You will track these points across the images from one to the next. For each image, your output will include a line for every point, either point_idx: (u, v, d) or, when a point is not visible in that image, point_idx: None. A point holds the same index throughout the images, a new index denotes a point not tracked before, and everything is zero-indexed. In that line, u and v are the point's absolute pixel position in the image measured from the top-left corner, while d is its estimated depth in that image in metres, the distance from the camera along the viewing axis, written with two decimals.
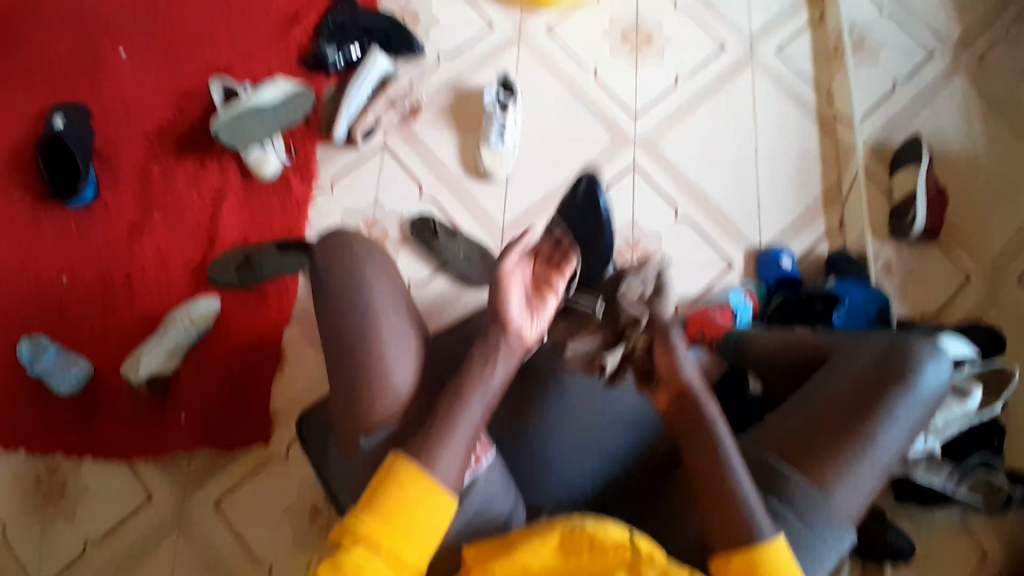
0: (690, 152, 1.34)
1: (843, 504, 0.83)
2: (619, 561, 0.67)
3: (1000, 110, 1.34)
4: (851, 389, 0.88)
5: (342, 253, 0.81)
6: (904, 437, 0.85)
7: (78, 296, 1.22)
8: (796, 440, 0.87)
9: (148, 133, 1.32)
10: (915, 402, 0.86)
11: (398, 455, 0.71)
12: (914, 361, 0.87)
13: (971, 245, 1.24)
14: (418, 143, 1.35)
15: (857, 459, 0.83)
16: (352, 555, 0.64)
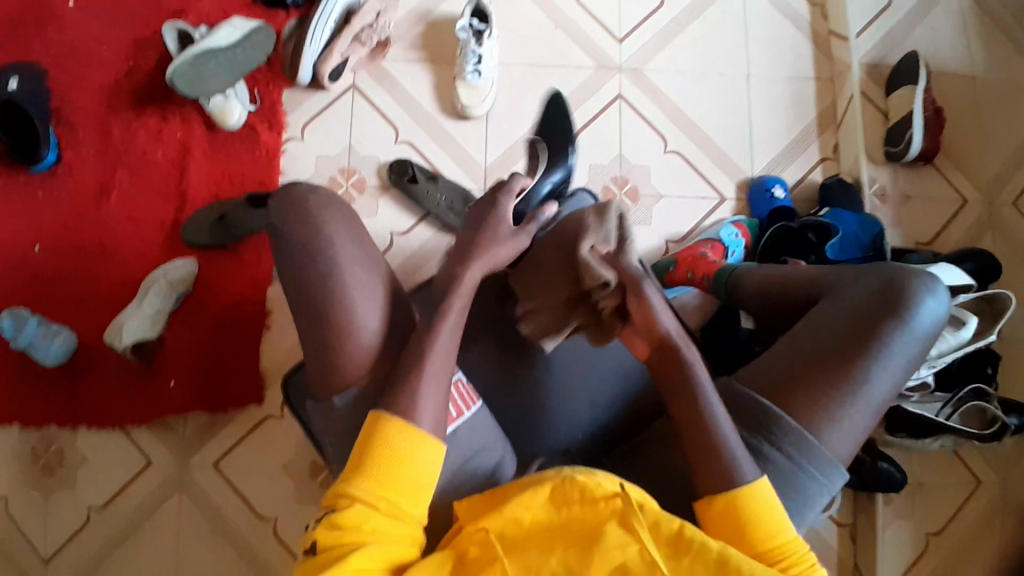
0: (678, 78, 1.27)
1: (832, 445, 0.82)
2: (611, 514, 0.65)
3: (999, 20, 1.27)
4: (843, 325, 0.85)
5: (312, 219, 0.76)
6: (898, 374, 0.82)
7: (52, 264, 1.18)
8: (785, 379, 0.84)
9: (103, 86, 1.25)
10: (911, 338, 0.83)
11: (381, 413, 0.69)
12: (911, 295, 0.84)
13: (968, 167, 1.20)
14: (389, 81, 1.27)
15: (850, 399, 0.81)
16: (352, 513, 0.64)
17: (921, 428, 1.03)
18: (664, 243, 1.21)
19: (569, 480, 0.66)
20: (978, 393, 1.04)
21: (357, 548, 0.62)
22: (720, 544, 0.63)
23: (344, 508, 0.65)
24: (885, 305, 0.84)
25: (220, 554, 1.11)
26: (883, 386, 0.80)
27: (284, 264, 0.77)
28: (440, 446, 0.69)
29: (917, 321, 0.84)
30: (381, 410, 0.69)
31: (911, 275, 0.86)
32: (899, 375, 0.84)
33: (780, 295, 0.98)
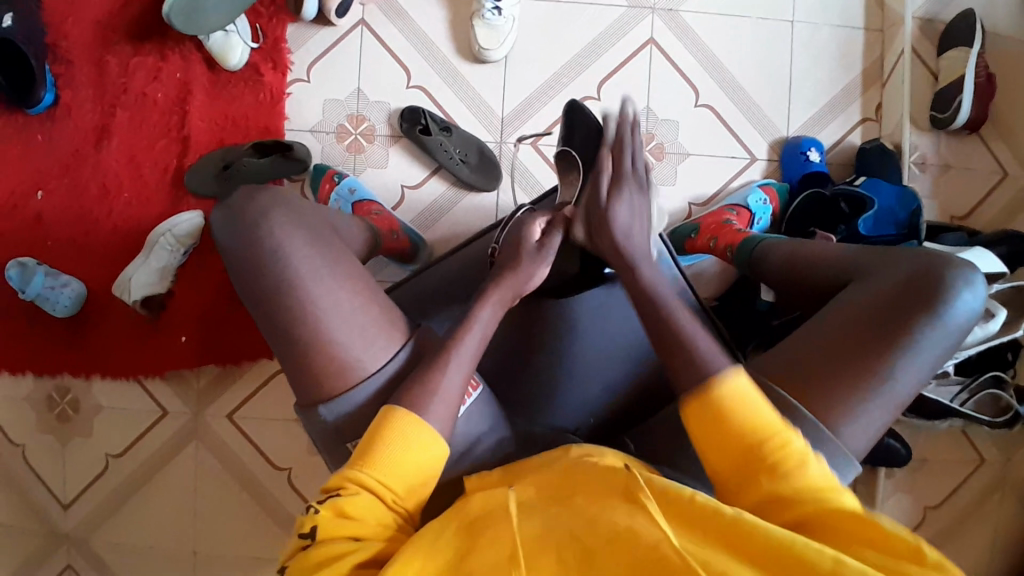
0: (717, 21, 1.16)
1: (851, 441, 0.75)
2: (620, 484, 0.62)
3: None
4: (872, 314, 0.77)
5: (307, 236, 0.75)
6: (926, 369, 0.75)
7: (55, 212, 1.14)
8: (802, 367, 0.78)
9: (96, 19, 1.16)
10: (942, 332, 0.76)
11: (395, 407, 0.70)
12: (946, 288, 0.76)
13: (1015, 137, 1.12)
14: (400, 17, 1.16)
15: (869, 395, 0.75)
16: (355, 503, 0.64)
17: (934, 412, 1.03)
18: (687, 205, 1.15)
19: (576, 467, 0.65)
20: (995, 380, 1.04)
21: (357, 542, 0.63)
22: (735, 510, 0.56)
23: (348, 496, 0.65)
24: (919, 296, 0.76)
25: (237, 498, 1.16)
26: (909, 383, 0.73)
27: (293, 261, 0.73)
28: (445, 449, 0.71)
29: (952, 315, 0.76)
30: (396, 403, 0.70)
31: (951, 264, 0.78)
32: (927, 373, 0.77)
33: (805, 273, 0.90)
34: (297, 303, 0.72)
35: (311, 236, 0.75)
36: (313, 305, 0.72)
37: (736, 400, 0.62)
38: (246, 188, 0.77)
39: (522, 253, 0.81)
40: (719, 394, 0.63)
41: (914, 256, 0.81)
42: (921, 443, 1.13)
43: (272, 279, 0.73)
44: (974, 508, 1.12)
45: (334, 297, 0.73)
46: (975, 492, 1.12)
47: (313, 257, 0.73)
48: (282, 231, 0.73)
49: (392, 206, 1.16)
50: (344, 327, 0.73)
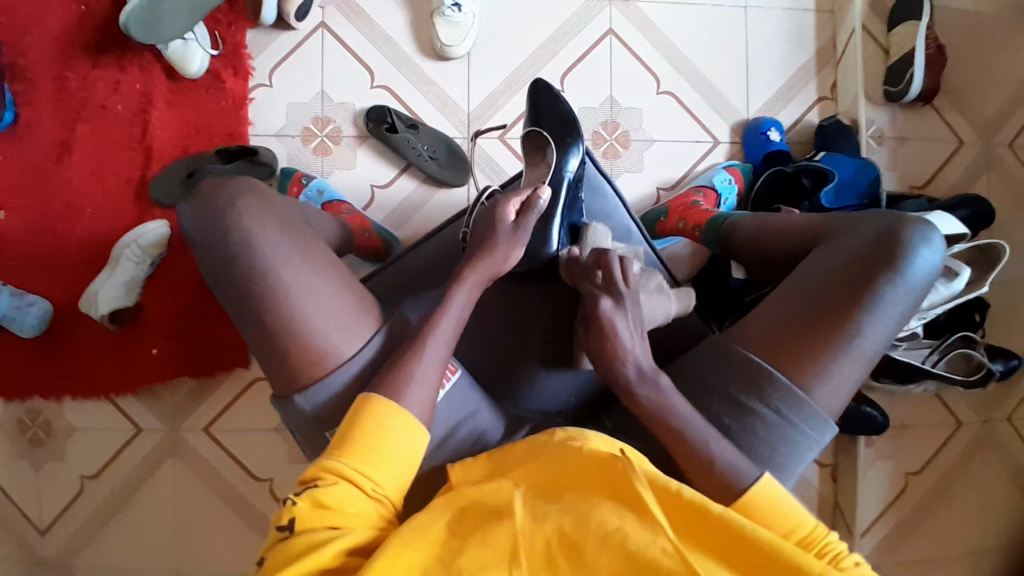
0: (673, 10, 1.18)
1: (824, 402, 0.77)
2: (604, 474, 0.64)
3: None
4: (836, 277, 0.79)
5: (270, 227, 0.72)
6: (892, 327, 0.77)
7: (17, 230, 1.12)
8: (771, 333, 0.80)
9: (49, 32, 1.14)
10: (906, 290, 0.77)
11: (370, 395, 0.69)
12: (904, 247, 0.77)
13: (966, 107, 1.16)
14: (361, 18, 1.17)
15: (839, 352, 0.76)
16: (332, 493, 0.64)
17: (904, 374, 1.06)
18: (655, 191, 1.17)
19: (563, 447, 0.67)
20: (965, 340, 1.06)
21: (336, 532, 0.62)
22: (721, 506, 0.60)
23: (325, 485, 0.64)
24: (880, 256, 0.78)
25: (220, 514, 1.14)
26: (876, 341, 0.75)
27: (267, 254, 0.72)
28: (425, 435, 0.70)
29: (912, 272, 0.78)
30: (374, 391, 0.70)
31: (907, 224, 0.79)
32: (893, 329, 0.79)
33: (771, 246, 0.92)
34: (274, 296, 0.71)
35: (282, 229, 0.73)
36: (288, 297, 0.71)
37: (764, 498, 0.67)
38: (213, 181, 0.75)
39: (497, 231, 0.82)
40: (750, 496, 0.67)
41: (872, 218, 0.83)
42: (900, 410, 1.15)
43: (247, 274, 0.72)
44: (953, 470, 1.14)
45: (310, 288, 0.72)
46: (954, 455, 1.15)
47: (286, 250, 0.72)
48: (254, 226, 0.73)
49: (363, 206, 1.16)
50: (324, 314, 0.72)
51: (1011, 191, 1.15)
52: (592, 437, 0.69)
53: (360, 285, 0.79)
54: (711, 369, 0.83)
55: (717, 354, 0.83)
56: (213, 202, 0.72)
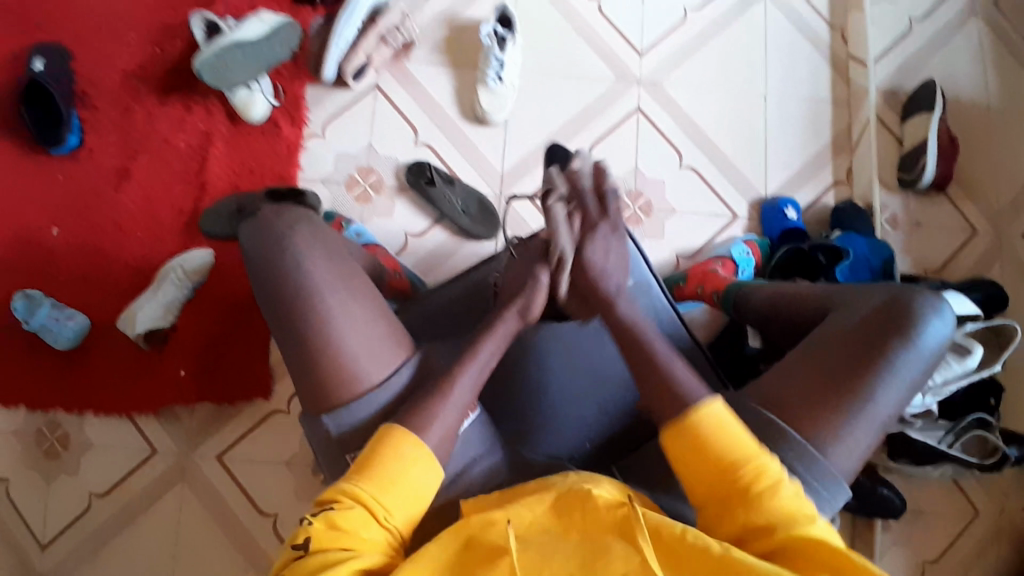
0: (697, 93, 1.27)
1: (837, 465, 0.77)
2: (614, 520, 0.63)
3: (1019, 48, 1.28)
4: (850, 340, 0.81)
5: (310, 242, 0.79)
6: (904, 393, 0.78)
7: (69, 248, 1.19)
8: (785, 391, 0.81)
9: (127, 73, 1.26)
10: (916, 358, 0.79)
11: (392, 427, 0.71)
12: (914, 316, 0.80)
13: (979, 198, 1.21)
14: (410, 82, 1.28)
15: (853, 414, 0.77)
16: (348, 517, 0.65)
17: (922, 455, 1.07)
18: (675, 257, 1.21)
19: (574, 489, 0.65)
20: (981, 422, 1.07)
21: (348, 556, 0.63)
22: (723, 546, 0.59)
23: (342, 509, 0.66)
24: (891, 323, 0.80)
25: (219, 546, 1.13)
26: (889, 404, 0.76)
27: (310, 264, 0.77)
28: (441, 471, 0.72)
29: (923, 342, 0.80)
30: (395, 423, 0.72)
31: (918, 294, 0.82)
32: (906, 396, 0.79)
33: (787, 314, 0.95)
34: (306, 299, 0.76)
35: (328, 252, 0.79)
36: (319, 299, 0.76)
37: (713, 424, 0.68)
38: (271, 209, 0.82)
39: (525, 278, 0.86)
40: (701, 419, 0.68)
41: (885, 288, 0.85)
42: (915, 495, 1.13)
43: (286, 276, 0.77)
44: (974, 561, 1.11)
45: (342, 295, 0.77)
46: (975, 545, 1.11)
47: (328, 274, 0.77)
48: (300, 240, 0.78)
49: (395, 251, 1.22)
50: (356, 342, 0.76)
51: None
52: (607, 481, 0.68)
53: (394, 317, 0.82)
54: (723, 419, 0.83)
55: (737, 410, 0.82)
56: (270, 226, 0.79)
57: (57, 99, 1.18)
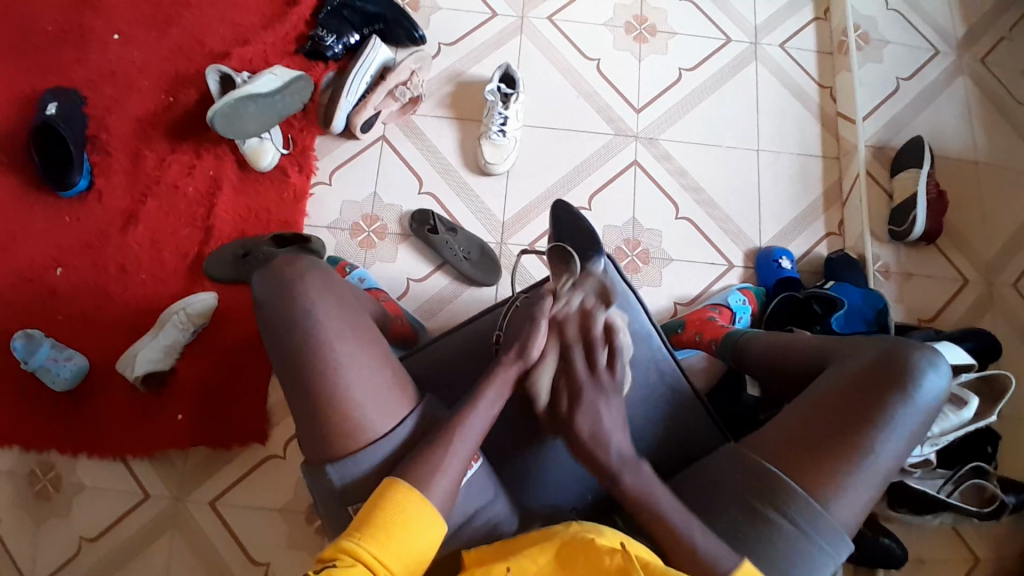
0: (692, 149, 1.32)
1: (839, 518, 0.76)
2: (616, 568, 0.64)
3: (1003, 107, 1.35)
4: (848, 393, 0.80)
5: (322, 279, 0.80)
6: (903, 445, 0.78)
7: (73, 288, 1.21)
8: (785, 443, 0.80)
9: (141, 120, 1.30)
10: (913, 411, 0.79)
11: (396, 481, 0.69)
12: (909, 371, 0.79)
13: (969, 250, 1.25)
14: (416, 134, 1.32)
15: (853, 467, 0.76)
16: (351, 572, 0.61)
17: (921, 504, 1.05)
18: (673, 305, 1.24)
19: (578, 537, 0.67)
20: (978, 471, 1.07)
21: None
22: None
23: (344, 565, 0.61)
24: (887, 377, 0.80)
25: None
26: (890, 458, 0.76)
27: (319, 306, 0.77)
28: (444, 530, 0.69)
29: (918, 396, 0.79)
30: (399, 477, 0.70)
31: (914, 348, 0.81)
32: (905, 446, 0.79)
33: (785, 363, 0.95)
34: (311, 332, 0.76)
35: (336, 299, 0.79)
36: (325, 332, 0.76)
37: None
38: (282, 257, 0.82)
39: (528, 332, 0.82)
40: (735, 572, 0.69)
41: (880, 341, 0.85)
42: (917, 544, 1.12)
43: (293, 311, 0.77)
44: None
45: (345, 330, 0.77)
46: None
47: (335, 317, 0.77)
48: (312, 286, 0.79)
49: (397, 295, 1.23)
50: (364, 390, 0.75)
51: (1017, 330, 1.20)
52: (604, 529, 0.69)
53: (396, 360, 0.81)
54: (723, 467, 0.83)
55: (741, 462, 0.81)
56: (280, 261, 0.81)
57: (69, 142, 1.21)
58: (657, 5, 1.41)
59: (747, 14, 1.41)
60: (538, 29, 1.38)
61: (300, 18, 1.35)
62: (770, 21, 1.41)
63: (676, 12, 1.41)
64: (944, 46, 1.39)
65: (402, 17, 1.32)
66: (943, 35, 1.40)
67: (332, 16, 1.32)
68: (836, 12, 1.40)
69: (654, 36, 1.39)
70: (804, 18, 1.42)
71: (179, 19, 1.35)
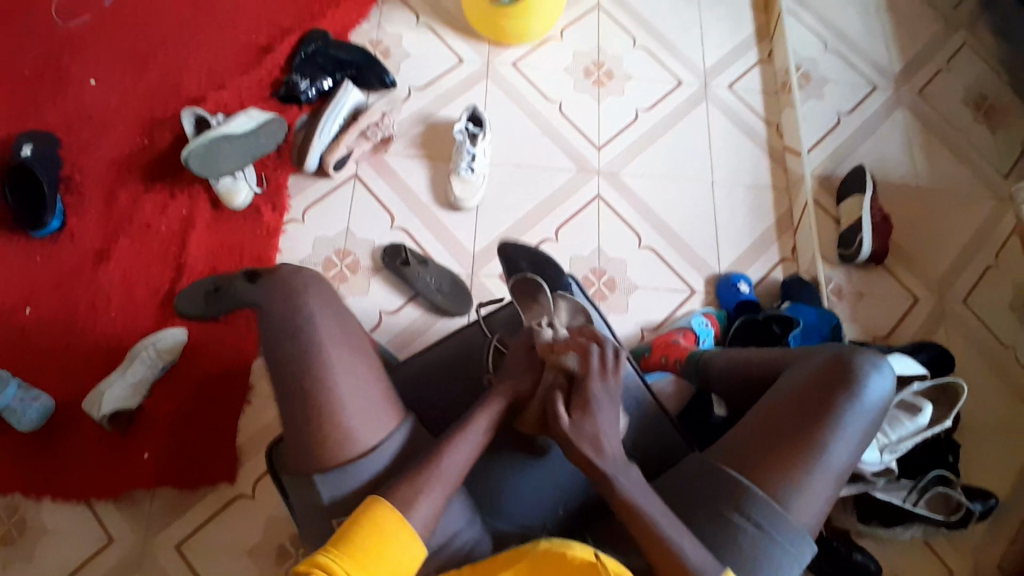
0: (651, 182, 1.39)
1: (800, 518, 0.78)
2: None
3: (939, 135, 1.45)
4: (799, 399, 0.83)
5: (299, 295, 0.81)
6: (853, 446, 0.81)
7: (41, 327, 1.20)
8: (745, 449, 0.82)
9: (115, 161, 1.32)
10: (860, 414, 0.82)
11: (385, 505, 0.68)
12: (856, 375, 0.83)
13: (916, 271, 1.33)
14: (388, 172, 1.37)
15: (809, 469, 0.79)
16: None
17: (890, 515, 1.09)
18: (640, 330, 1.27)
19: (549, 551, 0.67)
20: (940, 479, 1.11)
21: None
22: None
23: None
24: (834, 381, 0.83)
25: None
26: (842, 458, 0.79)
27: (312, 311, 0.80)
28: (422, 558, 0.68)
29: (864, 399, 0.82)
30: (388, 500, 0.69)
31: (858, 352, 0.85)
32: (855, 448, 0.82)
33: (744, 378, 0.97)
34: (295, 342, 0.78)
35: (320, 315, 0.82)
36: (303, 347, 0.78)
37: None
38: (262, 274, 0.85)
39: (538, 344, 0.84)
40: None
41: (827, 349, 0.89)
42: (889, 558, 1.14)
43: (283, 327, 0.79)
44: None
45: (321, 344, 0.78)
46: None
47: (313, 331, 0.79)
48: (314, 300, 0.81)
49: (370, 327, 1.25)
50: (348, 405, 0.75)
51: (966, 343, 1.27)
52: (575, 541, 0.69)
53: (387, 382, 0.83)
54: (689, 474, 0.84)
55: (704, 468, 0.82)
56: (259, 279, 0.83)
57: (43, 184, 1.23)
58: (613, 51, 1.50)
59: (696, 58, 1.51)
60: (502, 74, 1.46)
61: (274, 63, 1.41)
62: (718, 65, 1.51)
63: (631, 57, 1.50)
64: (882, 82, 1.51)
65: (374, 63, 1.39)
66: (881, 72, 1.52)
67: (306, 62, 1.38)
68: (779, 55, 1.51)
69: (611, 80, 1.48)
70: (750, 61, 1.53)
71: (155, 65, 1.39)
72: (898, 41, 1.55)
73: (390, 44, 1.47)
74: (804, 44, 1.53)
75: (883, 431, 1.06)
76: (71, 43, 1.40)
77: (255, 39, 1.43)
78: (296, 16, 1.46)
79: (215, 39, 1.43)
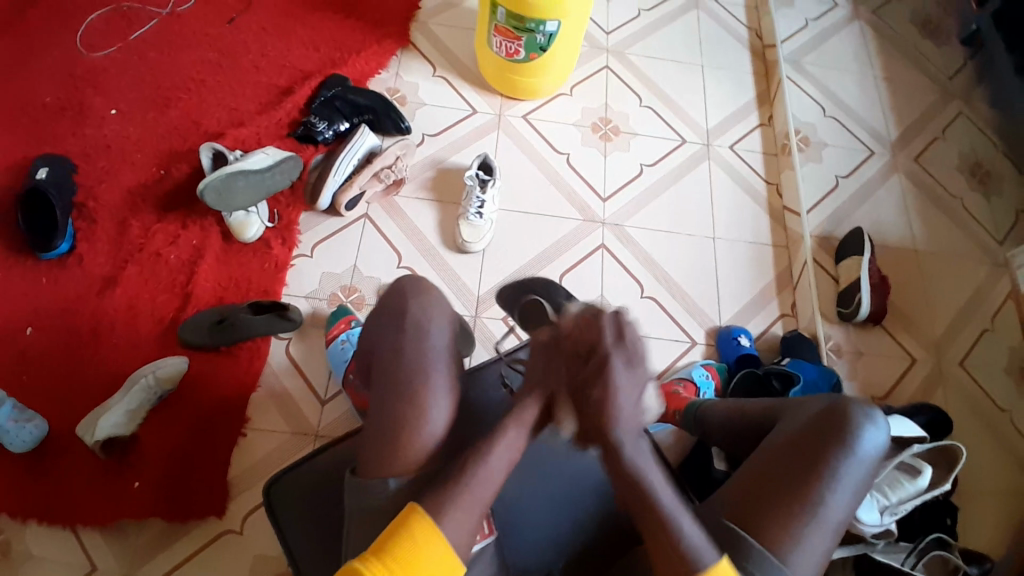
0: (654, 235, 1.42)
1: (797, 572, 0.75)
2: None
3: (934, 200, 1.50)
4: (795, 447, 0.82)
5: None
6: (851, 497, 0.79)
7: (42, 349, 1.19)
8: (742, 499, 0.80)
9: (130, 190, 1.34)
10: (858, 464, 0.80)
11: (421, 518, 0.66)
12: (851, 424, 0.82)
13: (913, 331, 1.35)
14: (398, 214, 1.40)
15: (806, 518, 0.76)
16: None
17: None
18: None
19: None
20: (939, 542, 1.08)
21: None
22: None
23: None
24: (831, 430, 0.82)
25: None
26: (839, 509, 0.76)
27: (413, 313, 0.81)
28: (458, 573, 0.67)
29: (861, 448, 0.81)
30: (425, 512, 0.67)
31: (851, 402, 0.84)
32: (854, 500, 0.79)
33: (744, 429, 0.96)
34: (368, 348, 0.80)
35: None
36: None
37: None
38: None
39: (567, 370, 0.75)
40: None
41: (823, 399, 0.88)
42: None
43: None
44: None
45: None
46: None
47: None
48: (420, 306, 0.82)
49: None
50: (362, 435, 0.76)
51: (963, 405, 1.29)
52: None
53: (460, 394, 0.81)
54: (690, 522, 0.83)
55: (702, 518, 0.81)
56: None
57: (56, 208, 1.24)
58: (620, 108, 1.56)
59: (700, 119, 1.57)
60: (513, 125, 1.51)
61: (294, 104, 1.45)
62: (720, 126, 1.57)
63: (636, 115, 1.56)
64: (879, 148, 1.57)
65: (390, 108, 1.43)
66: (879, 139, 1.58)
67: (325, 105, 1.43)
68: (779, 119, 1.57)
69: (617, 136, 1.53)
70: (750, 124, 1.59)
71: (178, 100, 1.44)
72: (894, 111, 1.62)
73: (407, 92, 1.52)
74: (804, 110, 1.59)
75: (883, 491, 1.02)
76: (97, 76, 1.45)
77: (277, 81, 1.48)
78: (317, 61, 1.52)
79: (237, 79, 1.48)
